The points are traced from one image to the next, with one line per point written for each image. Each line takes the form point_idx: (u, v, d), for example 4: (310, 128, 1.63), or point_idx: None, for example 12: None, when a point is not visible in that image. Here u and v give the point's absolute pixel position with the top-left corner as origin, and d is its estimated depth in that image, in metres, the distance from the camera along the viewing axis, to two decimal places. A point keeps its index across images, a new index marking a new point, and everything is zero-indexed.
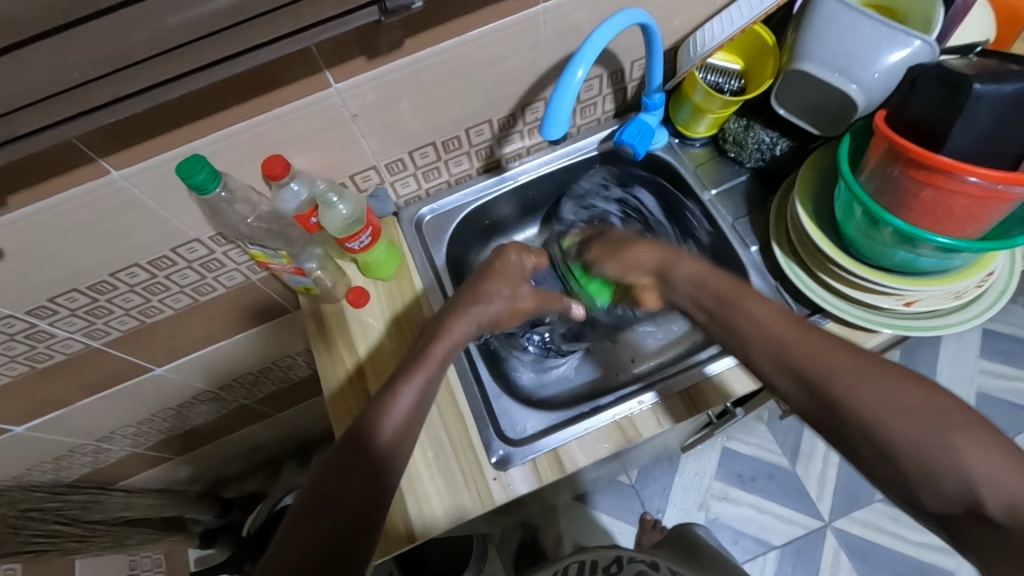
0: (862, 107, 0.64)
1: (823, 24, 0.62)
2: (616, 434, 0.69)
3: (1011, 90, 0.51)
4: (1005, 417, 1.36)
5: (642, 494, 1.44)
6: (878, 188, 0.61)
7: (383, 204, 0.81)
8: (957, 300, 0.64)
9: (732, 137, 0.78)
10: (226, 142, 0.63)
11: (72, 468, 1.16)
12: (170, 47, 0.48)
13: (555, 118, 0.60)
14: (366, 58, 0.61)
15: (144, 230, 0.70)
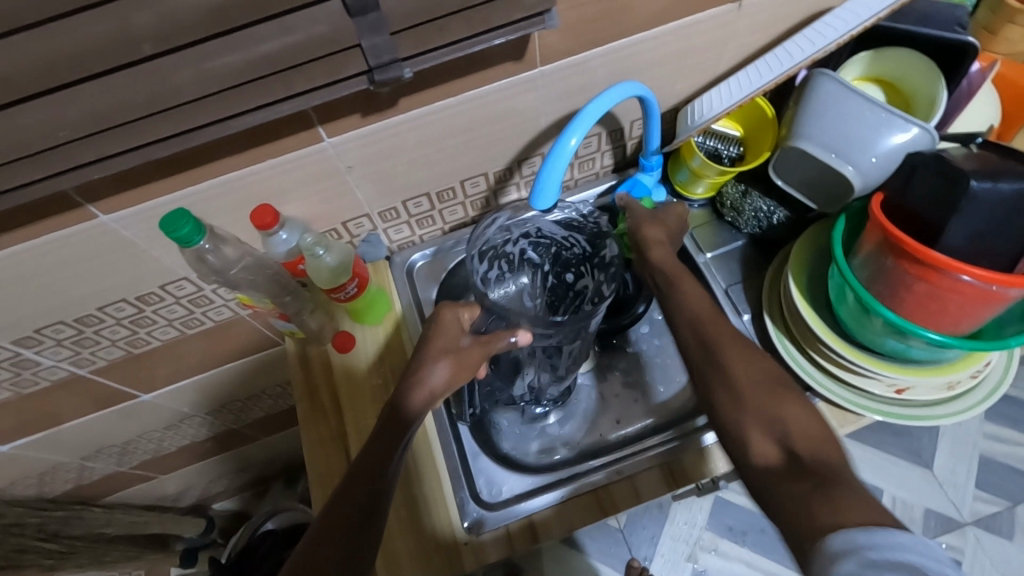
0: (859, 189, 0.63)
1: (822, 104, 0.62)
2: (593, 504, 0.68)
3: (1009, 190, 0.50)
4: (1008, 485, 1.32)
5: (629, 541, 1.41)
6: (871, 274, 0.59)
7: (375, 248, 0.82)
8: (950, 391, 0.62)
9: (729, 202, 0.78)
10: (216, 191, 0.63)
11: (55, 485, 1.15)
12: (157, 110, 0.48)
13: (545, 189, 0.60)
14: (360, 115, 0.61)
15: (133, 269, 0.70)
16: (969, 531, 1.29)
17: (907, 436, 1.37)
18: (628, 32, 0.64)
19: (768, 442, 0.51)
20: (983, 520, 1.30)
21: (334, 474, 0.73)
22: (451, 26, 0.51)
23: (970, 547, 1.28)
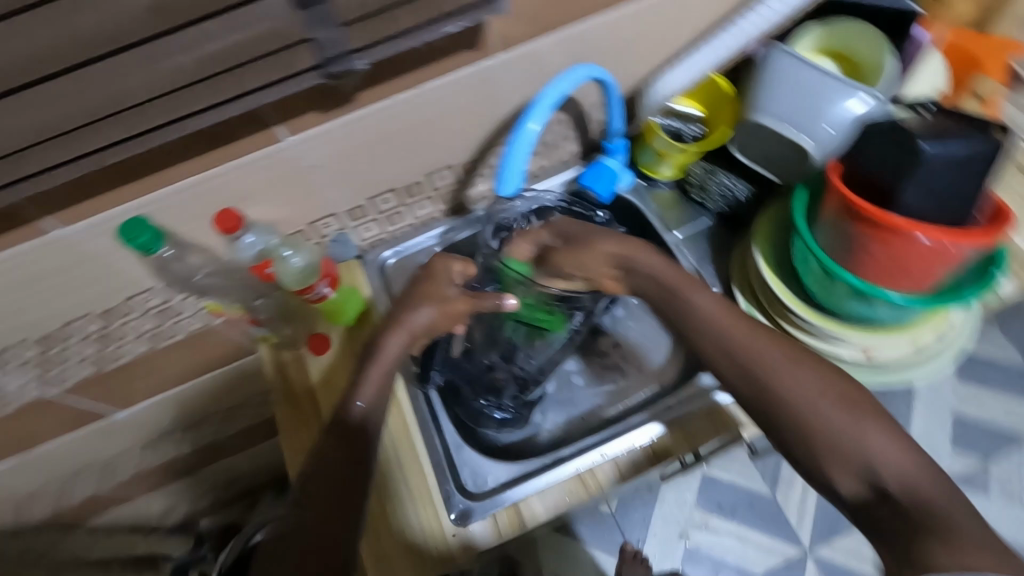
0: (817, 160, 0.64)
1: (775, 77, 0.63)
2: (577, 486, 0.69)
3: (956, 151, 0.52)
4: (980, 440, 1.37)
5: (622, 524, 1.42)
6: (834, 241, 0.60)
7: (344, 248, 0.80)
8: (916, 350, 0.64)
9: (696, 181, 0.79)
10: (175, 198, 0.62)
11: (33, 512, 1.12)
12: (103, 116, 0.46)
13: (508, 177, 0.62)
14: (318, 112, 0.60)
15: (95, 283, 0.68)
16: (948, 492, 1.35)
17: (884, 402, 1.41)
18: (583, 16, 0.65)
19: (854, 482, 0.56)
20: (959, 478, 1.36)
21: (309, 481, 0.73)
22: (403, 16, 0.50)
23: None
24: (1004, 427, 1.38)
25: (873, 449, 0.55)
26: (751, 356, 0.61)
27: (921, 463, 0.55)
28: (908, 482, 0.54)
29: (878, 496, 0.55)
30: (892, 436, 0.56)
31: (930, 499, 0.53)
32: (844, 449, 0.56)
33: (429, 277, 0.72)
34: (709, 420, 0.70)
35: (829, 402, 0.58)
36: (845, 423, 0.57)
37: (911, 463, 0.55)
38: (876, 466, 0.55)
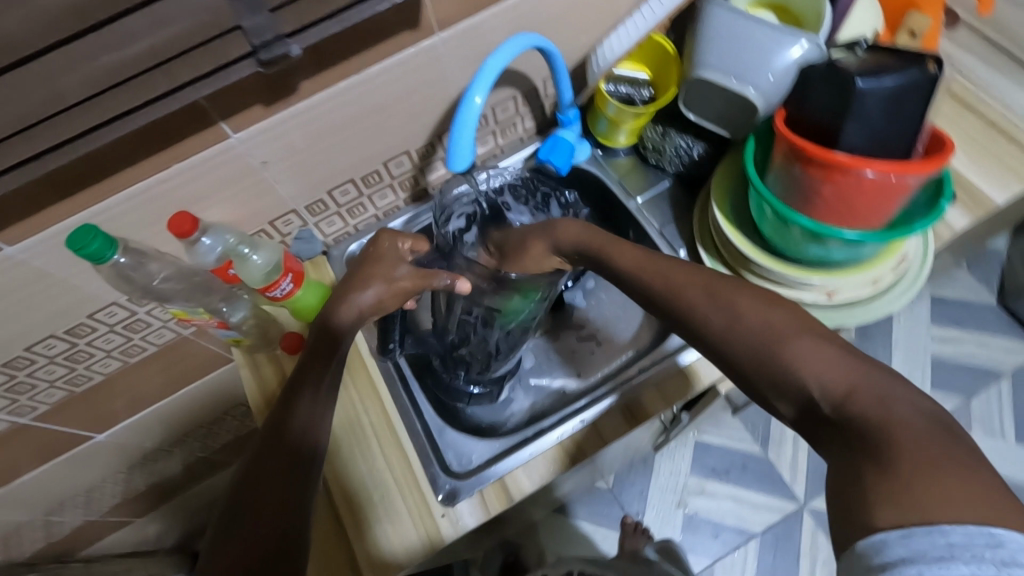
0: (763, 110, 0.65)
1: (715, 32, 0.64)
2: (562, 456, 0.69)
3: (891, 83, 0.53)
4: (960, 379, 1.40)
5: (621, 499, 1.43)
6: (785, 187, 0.61)
7: (309, 245, 0.80)
8: (876, 286, 0.66)
9: (651, 144, 0.79)
10: (126, 205, 0.61)
11: (22, 546, 1.10)
12: (34, 122, 0.46)
13: (458, 151, 0.61)
14: (263, 105, 0.60)
15: (54, 300, 0.67)
16: None
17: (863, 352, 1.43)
18: None
19: (793, 411, 0.47)
20: None
21: None
22: None
23: None
24: (983, 365, 1.40)
25: (795, 362, 0.46)
26: (681, 298, 0.55)
27: (851, 369, 0.44)
28: (845, 385, 0.44)
29: (818, 422, 0.45)
30: (839, 351, 0.46)
31: (856, 409, 0.42)
32: (781, 374, 0.47)
33: (379, 258, 0.69)
34: (684, 378, 0.71)
35: (802, 328, 0.48)
36: (756, 362, 0.49)
37: (843, 375, 0.44)
38: (811, 390, 0.45)
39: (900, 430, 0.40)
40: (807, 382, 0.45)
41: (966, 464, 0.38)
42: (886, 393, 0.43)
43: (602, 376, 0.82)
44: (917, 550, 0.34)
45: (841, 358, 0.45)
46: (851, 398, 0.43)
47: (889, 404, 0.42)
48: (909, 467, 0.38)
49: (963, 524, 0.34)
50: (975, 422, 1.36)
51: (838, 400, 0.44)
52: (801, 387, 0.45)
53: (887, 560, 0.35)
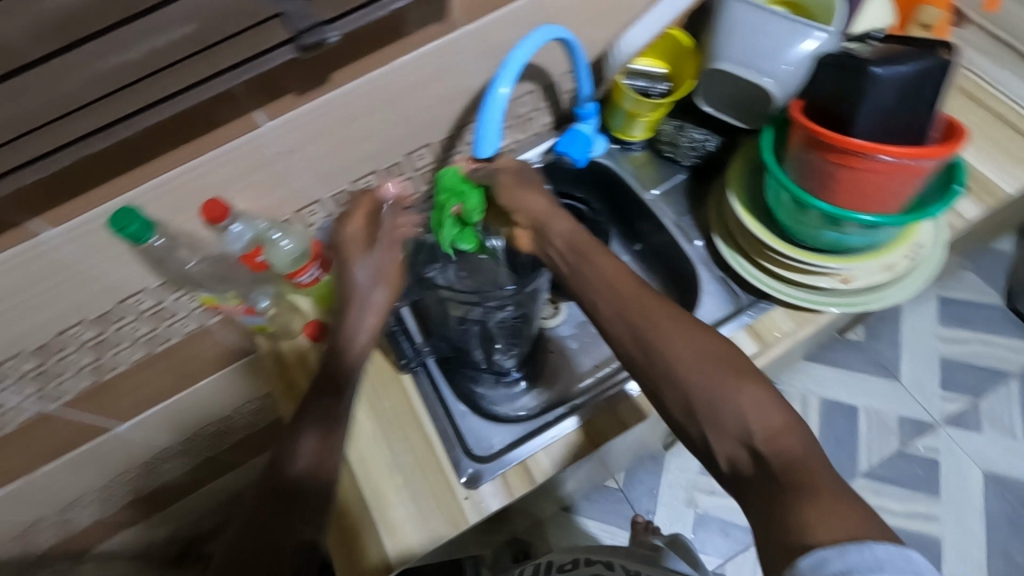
0: (778, 100, 0.68)
1: (732, 24, 0.66)
2: (584, 440, 0.70)
3: (906, 70, 0.54)
4: (969, 379, 1.40)
5: (630, 497, 1.43)
6: (801, 173, 0.63)
7: (331, 236, 0.82)
8: (890, 273, 0.67)
9: (666, 138, 0.83)
10: (160, 190, 0.62)
11: (39, 540, 1.11)
12: (84, 103, 0.48)
13: (485, 137, 0.63)
14: (295, 94, 0.62)
15: (87, 285, 0.68)
16: (941, 431, 1.36)
17: (872, 351, 1.44)
18: None
19: (734, 444, 0.52)
20: (952, 418, 1.37)
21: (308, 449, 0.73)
22: None
23: (945, 444, 1.35)
24: (991, 366, 1.41)
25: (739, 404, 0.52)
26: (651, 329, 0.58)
27: (784, 412, 0.52)
28: (780, 424, 0.51)
29: (751, 458, 0.51)
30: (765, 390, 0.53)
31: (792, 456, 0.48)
32: (718, 413, 0.53)
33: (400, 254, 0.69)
34: None
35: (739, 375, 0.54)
36: (705, 393, 0.54)
37: (780, 421, 0.51)
38: (749, 425, 0.51)
39: (817, 464, 0.48)
40: (743, 416, 0.52)
41: (855, 490, 0.46)
42: (808, 437, 0.51)
43: (612, 371, 0.85)
44: (852, 563, 0.40)
45: (773, 400, 0.53)
46: (783, 436, 0.50)
47: (801, 442, 0.50)
48: (835, 494, 0.45)
49: (884, 544, 0.41)
50: (985, 420, 1.36)
51: (766, 438, 0.50)
52: (741, 423, 0.52)
53: (826, 572, 0.40)
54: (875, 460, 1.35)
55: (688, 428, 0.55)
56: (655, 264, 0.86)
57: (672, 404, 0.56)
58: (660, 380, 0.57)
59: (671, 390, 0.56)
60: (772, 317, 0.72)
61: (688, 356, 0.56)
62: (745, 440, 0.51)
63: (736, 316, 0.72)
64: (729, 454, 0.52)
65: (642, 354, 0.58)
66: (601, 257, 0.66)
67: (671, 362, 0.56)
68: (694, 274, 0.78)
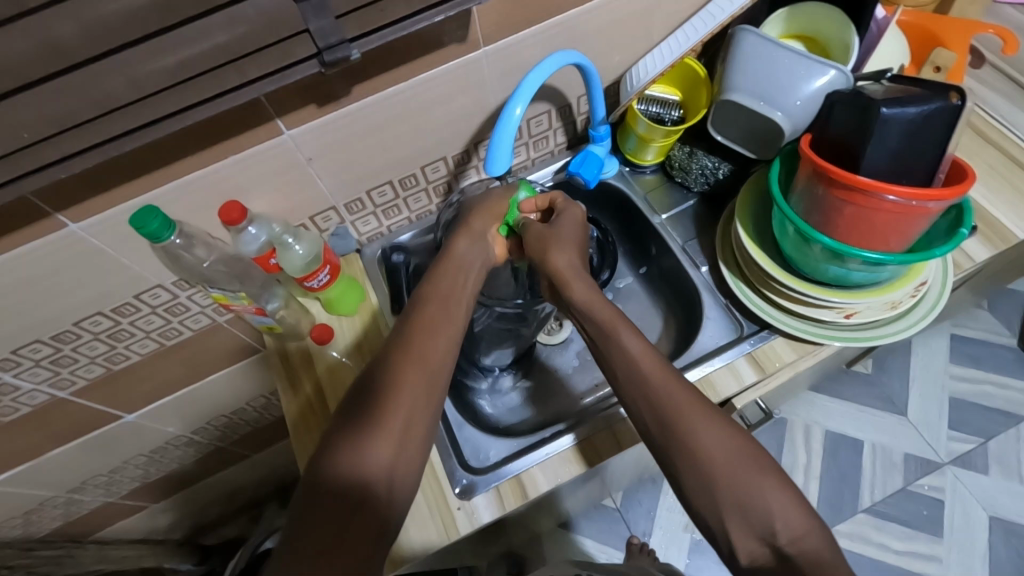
0: (789, 133, 0.68)
1: (746, 57, 0.67)
2: (579, 458, 0.70)
3: (915, 112, 0.55)
4: (979, 421, 1.38)
5: (627, 518, 1.42)
6: (808, 207, 0.64)
7: (344, 241, 0.84)
8: (894, 310, 0.67)
9: (677, 164, 0.83)
10: (182, 190, 0.65)
11: (42, 522, 1.13)
12: (116, 107, 0.50)
13: (497, 155, 0.64)
14: (316, 105, 0.64)
15: (106, 278, 0.71)
16: (947, 471, 1.34)
17: (879, 385, 1.43)
18: (563, 9, 0.69)
19: (755, 540, 0.53)
20: (959, 458, 1.35)
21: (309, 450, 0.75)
22: (392, 6, 0.54)
23: (950, 485, 1.32)
24: (1001, 407, 1.38)
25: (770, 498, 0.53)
26: (681, 415, 0.58)
27: (806, 511, 0.54)
28: (803, 525, 0.53)
29: (773, 555, 0.52)
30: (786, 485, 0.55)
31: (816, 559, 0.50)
32: (747, 505, 0.54)
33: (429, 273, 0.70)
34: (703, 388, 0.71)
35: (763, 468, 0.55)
36: (731, 481, 0.55)
37: (802, 522, 0.53)
38: (775, 525, 0.52)
39: (838, 568, 0.51)
40: (769, 514, 0.53)
41: None
42: (827, 536, 0.53)
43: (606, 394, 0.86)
44: None
45: (795, 497, 0.54)
46: (807, 538, 0.52)
47: (823, 544, 0.52)
48: None
49: None
50: (993, 463, 1.34)
51: (790, 540, 0.52)
52: (766, 522, 0.53)
53: None
54: (878, 496, 1.33)
55: (706, 516, 0.55)
56: (660, 287, 0.87)
57: (690, 488, 0.56)
58: (680, 465, 0.57)
59: (692, 476, 0.56)
60: (773, 346, 0.72)
61: (714, 445, 0.56)
62: (769, 539, 0.53)
63: (736, 344, 0.72)
64: (748, 550, 0.54)
65: (662, 432, 0.58)
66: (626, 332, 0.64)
67: (696, 447, 0.56)
68: (698, 300, 0.79)
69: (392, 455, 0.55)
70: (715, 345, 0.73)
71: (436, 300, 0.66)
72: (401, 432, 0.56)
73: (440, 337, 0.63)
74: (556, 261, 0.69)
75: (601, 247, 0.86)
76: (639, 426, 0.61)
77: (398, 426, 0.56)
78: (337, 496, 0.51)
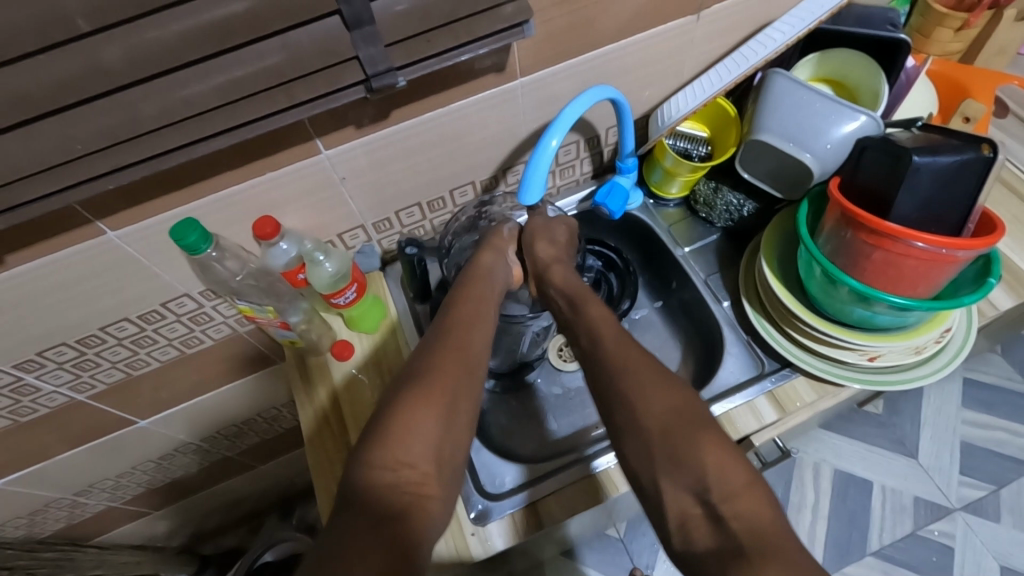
0: (817, 175, 0.70)
1: (778, 98, 0.68)
2: (595, 488, 0.70)
3: (947, 162, 0.56)
4: (991, 467, 1.36)
5: (631, 549, 1.40)
6: (835, 250, 0.64)
7: (369, 259, 0.85)
8: (918, 355, 0.67)
9: (702, 199, 0.84)
10: (218, 204, 0.66)
11: (46, 524, 1.12)
12: (168, 123, 0.51)
13: (530, 186, 0.65)
14: (355, 127, 0.65)
15: (136, 286, 0.72)
16: (957, 517, 1.32)
17: (890, 426, 1.42)
18: (597, 44, 0.70)
19: (689, 500, 0.52)
20: (970, 505, 1.33)
21: (329, 461, 0.75)
22: (439, 38, 0.56)
23: (961, 532, 1.30)
24: (1016, 455, 1.36)
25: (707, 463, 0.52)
26: (630, 378, 0.58)
27: None
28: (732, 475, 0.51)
29: (707, 517, 0.50)
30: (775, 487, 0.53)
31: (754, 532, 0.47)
32: (685, 469, 0.52)
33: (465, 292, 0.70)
34: (722, 424, 0.71)
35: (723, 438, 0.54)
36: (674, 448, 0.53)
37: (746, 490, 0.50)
38: (707, 480, 0.51)
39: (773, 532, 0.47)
40: (706, 469, 0.51)
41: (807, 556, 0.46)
42: None
43: None
44: None
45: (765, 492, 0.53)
46: (739, 498, 0.50)
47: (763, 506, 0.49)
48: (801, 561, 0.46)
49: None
50: (1005, 512, 1.32)
51: (723, 497, 0.50)
52: (700, 477, 0.51)
53: None
54: (887, 540, 1.31)
55: (645, 479, 0.54)
56: (680, 318, 0.88)
57: (634, 452, 0.56)
58: (629, 427, 0.56)
59: (637, 439, 0.56)
60: (794, 386, 0.72)
61: (656, 413, 0.55)
62: (703, 498, 0.51)
63: (757, 381, 0.72)
64: (682, 511, 0.52)
65: (618, 400, 0.58)
66: (599, 309, 0.68)
67: (647, 421, 0.55)
68: (719, 335, 0.79)
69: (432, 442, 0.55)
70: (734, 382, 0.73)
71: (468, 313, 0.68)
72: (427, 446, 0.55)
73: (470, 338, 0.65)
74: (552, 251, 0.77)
75: (622, 276, 0.87)
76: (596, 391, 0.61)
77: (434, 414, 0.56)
78: (370, 503, 0.50)
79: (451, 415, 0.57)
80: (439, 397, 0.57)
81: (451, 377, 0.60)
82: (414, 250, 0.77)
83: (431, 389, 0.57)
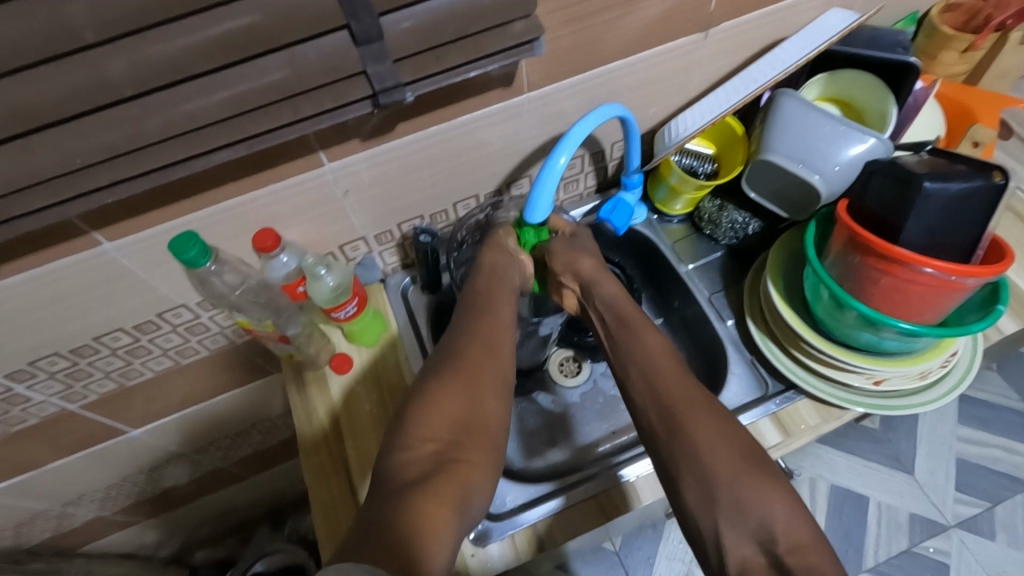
0: (826, 196, 0.69)
1: (786, 119, 0.68)
2: (595, 510, 0.69)
3: (957, 189, 0.56)
4: (987, 485, 1.36)
5: (626, 563, 1.39)
6: (842, 272, 0.64)
7: (369, 272, 0.84)
8: (923, 380, 0.67)
9: (707, 216, 0.84)
10: (218, 216, 0.65)
11: (33, 534, 1.10)
12: (171, 136, 0.50)
13: (537, 204, 0.65)
14: (359, 140, 0.64)
15: (132, 297, 0.70)
16: (953, 534, 1.32)
17: (886, 442, 1.42)
18: (605, 61, 0.70)
19: (742, 537, 0.52)
20: (966, 522, 1.33)
21: (324, 471, 0.74)
22: (449, 54, 0.55)
23: (956, 549, 1.30)
24: (1011, 472, 1.37)
25: (763, 495, 0.52)
26: (678, 401, 0.58)
27: (803, 534, 0.52)
28: (732, 466, 0.54)
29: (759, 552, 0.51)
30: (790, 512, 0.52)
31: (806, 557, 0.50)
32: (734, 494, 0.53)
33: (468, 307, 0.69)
34: None
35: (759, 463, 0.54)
36: (726, 469, 0.54)
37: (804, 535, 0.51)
38: (766, 522, 0.51)
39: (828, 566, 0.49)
40: (764, 510, 0.52)
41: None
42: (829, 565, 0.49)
43: (623, 443, 0.86)
44: None
45: (779, 517, 0.51)
46: (802, 539, 0.51)
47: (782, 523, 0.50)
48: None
49: None
50: (1000, 529, 1.32)
51: (784, 540, 0.51)
52: (759, 518, 0.51)
53: None
54: (882, 557, 1.31)
55: (700, 516, 0.53)
56: (682, 335, 0.87)
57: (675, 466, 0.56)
58: (678, 455, 0.56)
59: (677, 459, 0.56)
60: (798, 408, 0.71)
61: (705, 434, 0.55)
62: (760, 539, 0.51)
63: (761, 403, 0.72)
64: (732, 544, 0.52)
65: (664, 420, 0.58)
66: (647, 331, 0.67)
67: (690, 438, 0.56)
68: (723, 354, 0.78)
69: (456, 416, 0.59)
70: (738, 403, 0.72)
71: (483, 300, 0.70)
72: (447, 430, 0.58)
73: (490, 325, 0.67)
74: (556, 263, 0.76)
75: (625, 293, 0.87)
76: (639, 412, 0.61)
77: (453, 397, 0.59)
78: (396, 478, 0.53)
79: (476, 396, 0.60)
80: (462, 384, 0.60)
81: (476, 365, 0.62)
82: (426, 238, 0.78)
83: (453, 378, 0.60)
